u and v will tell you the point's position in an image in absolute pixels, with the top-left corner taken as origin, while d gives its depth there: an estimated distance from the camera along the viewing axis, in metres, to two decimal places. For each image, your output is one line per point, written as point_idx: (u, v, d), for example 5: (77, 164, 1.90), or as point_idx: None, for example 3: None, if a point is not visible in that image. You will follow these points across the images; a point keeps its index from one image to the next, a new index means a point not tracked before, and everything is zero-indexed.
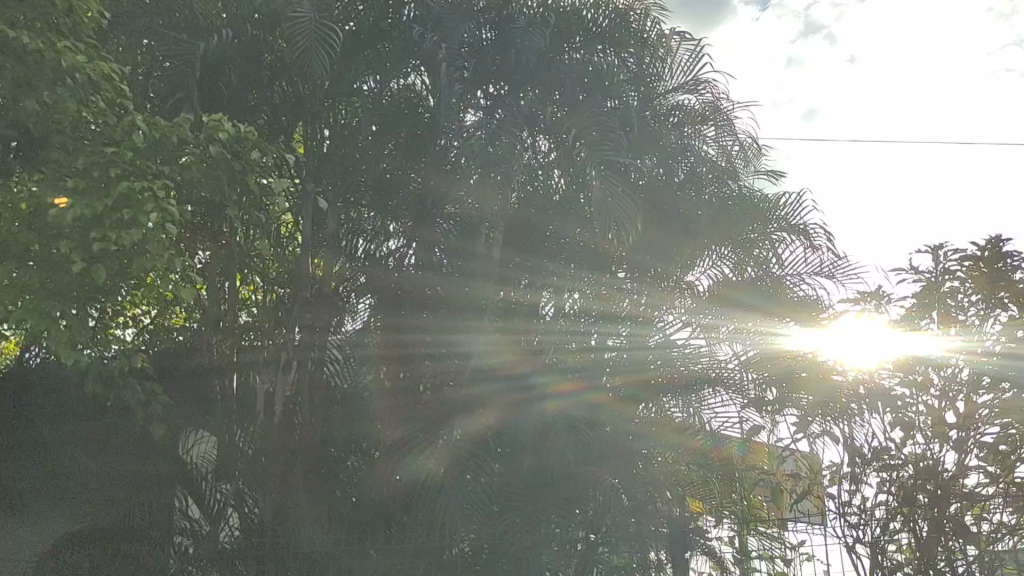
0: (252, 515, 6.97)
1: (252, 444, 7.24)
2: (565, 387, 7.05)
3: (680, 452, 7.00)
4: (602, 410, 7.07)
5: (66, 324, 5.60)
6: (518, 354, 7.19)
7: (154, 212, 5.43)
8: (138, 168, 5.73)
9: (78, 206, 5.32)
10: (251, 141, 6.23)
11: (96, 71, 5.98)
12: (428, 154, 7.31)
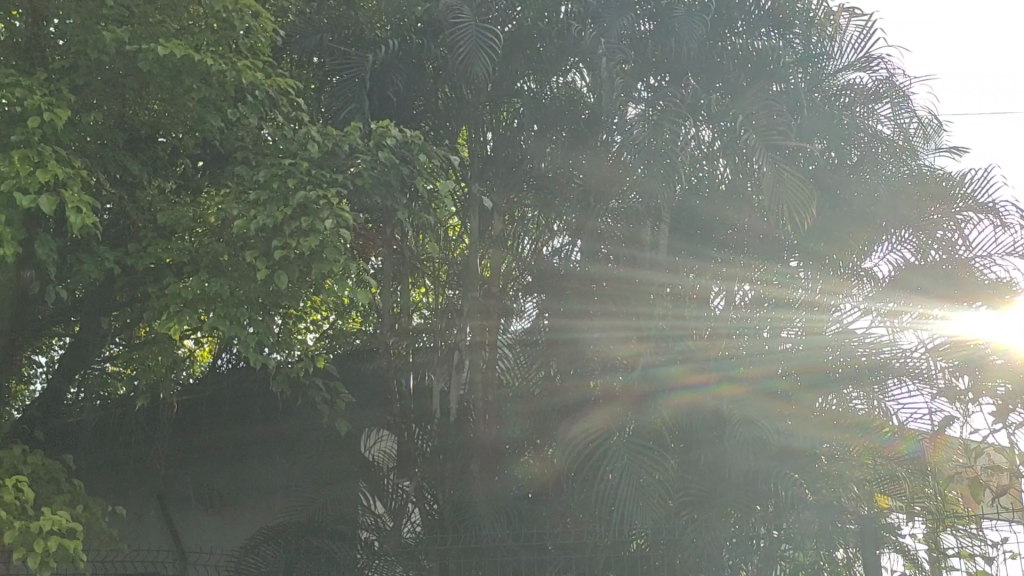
0: (433, 512, 7.19)
1: (429, 443, 7.47)
2: (703, 377, 6.73)
3: (850, 450, 6.85)
4: (761, 400, 6.74)
5: (254, 329, 5.92)
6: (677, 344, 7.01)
7: (330, 219, 5.71)
8: (314, 178, 5.98)
9: (259, 217, 5.66)
10: (417, 145, 6.31)
11: (273, 86, 6.21)
12: (588, 147, 7.54)
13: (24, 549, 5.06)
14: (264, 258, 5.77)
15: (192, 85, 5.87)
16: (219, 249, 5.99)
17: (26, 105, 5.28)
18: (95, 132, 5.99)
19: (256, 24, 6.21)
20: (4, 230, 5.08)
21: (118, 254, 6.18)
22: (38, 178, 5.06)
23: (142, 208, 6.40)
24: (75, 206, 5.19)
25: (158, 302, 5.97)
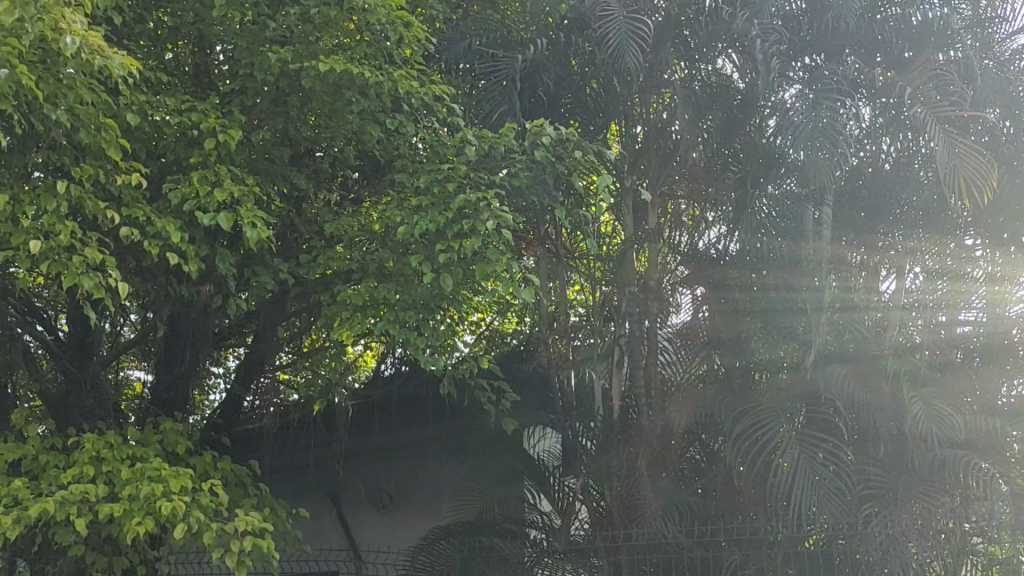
0: (602, 509, 7.17)
1: (593, 441, 7.39)
2: (869, 368, 6.60)
3: None
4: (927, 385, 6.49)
5: (423, 332, 6.10)
6: (842, 335, 6.71)
7: (490, 218, 5.77)
8: (473, 181, 6.06)
9: (422, 221, 5.78)
10: (573, 141, 6.27)
11: (429, 94, 6.33)
12: (743, 136, 7.27)
13: (221, 550, 5.35)
14: (428, 262, 5.88)
15: (352, 98, 6.04)
16: (384, 255, 6.16)
17: (203, 128, 5.57)
18: (264, 149, 6.25)
19: (408, 35, 6.34)
20: (189, 249, 5.37)
21: (290, 265, 6.43)
22: (216, 197, 5.31)
23: (310, 220, 6.63)
24: (251, 222, 5.43)
25: (329, 310, 6.18)
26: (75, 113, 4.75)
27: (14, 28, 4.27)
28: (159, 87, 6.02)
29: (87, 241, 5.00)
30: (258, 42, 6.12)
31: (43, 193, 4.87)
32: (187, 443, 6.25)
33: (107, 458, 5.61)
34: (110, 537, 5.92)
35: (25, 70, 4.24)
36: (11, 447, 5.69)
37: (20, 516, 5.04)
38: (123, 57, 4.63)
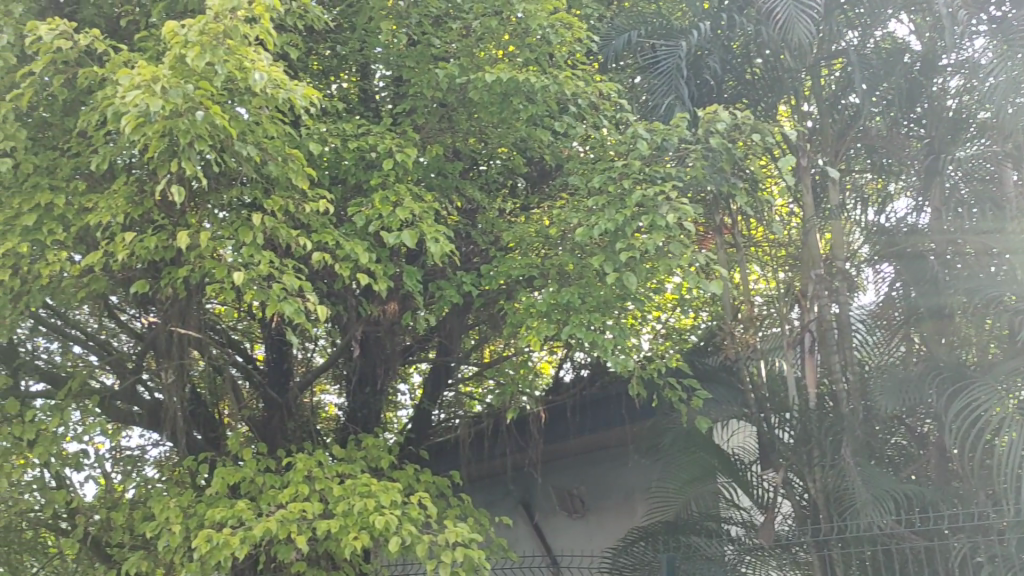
0: (805, 502, 6.82)
1: (792, 433, 6.90)
2: None
3: None
4: None
5: (612, 331, 5.99)
6: None
7: (670, 213, 5.61)
8: (647, 175, 5.96)
9: (601, 221, 5.70)
10: (749, 125, 6.08)
11: (595, 92, 6.27)
12: (925, 99, 6.97)
13: (434, 561, 5.45)
14: (611, 261, 5.81)
15: (520, 104, 6.04)
16: (564, 259, 6.14)
17: (380, 150, 5.70)
18: (438, 165, 6.34)
19: (570, 36, 6.31)
20: (377, 268, 5.50)
21: (472, 278, 6.50)
22: (399, 215, 5.42)
23: (486, 231, 6.67)
24: (434, 236, 5.51)
25: (515, 318, 6.20)
26: (264, 147, 4.94)
27: (204, 71, 4.47)
28: (332, 114, 6.21)
29: (284, 269, 5.21)
30: (423, 60, 6.24)
31: (241, 226, 5.09)
32: (389, 458, 6.42)
33: (319, 477, 5.84)
34: (327, 552, 6.14)
35: (218, 110, 4.43)
36: (230, 471, 5.99)
37: (246, 536, 5.29)
38: (304, 89, 4.79)
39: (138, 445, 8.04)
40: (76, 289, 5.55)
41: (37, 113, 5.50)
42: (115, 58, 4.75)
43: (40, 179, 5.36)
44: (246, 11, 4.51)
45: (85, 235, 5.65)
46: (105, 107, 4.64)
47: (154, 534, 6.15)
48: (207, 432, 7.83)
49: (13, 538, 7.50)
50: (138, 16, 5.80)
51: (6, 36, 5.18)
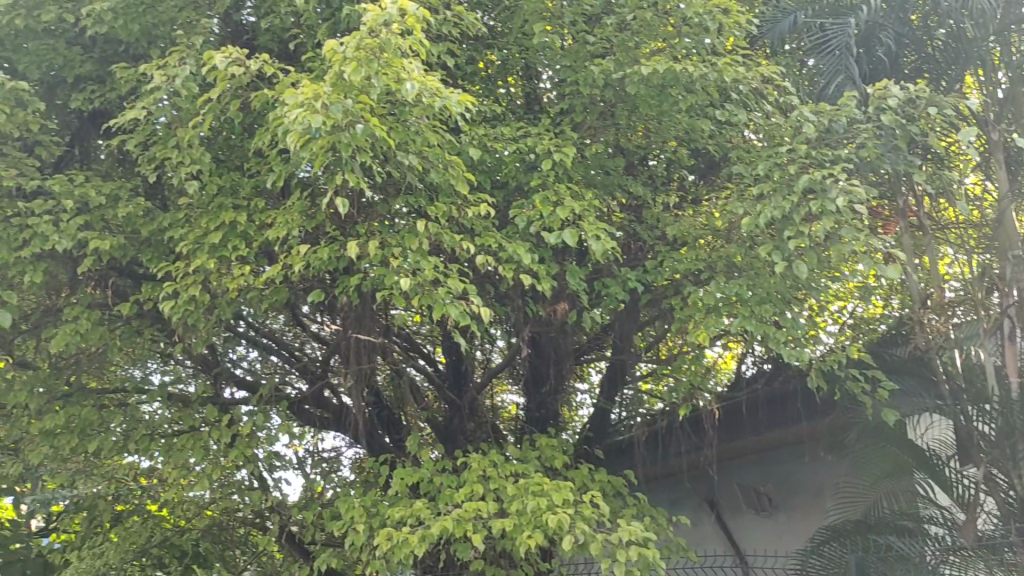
0: (1014, 501, 6.25)
1: (993, 426, 6.31)
2: None
3: None
4: None
5: (784, 323, 5.78)
6: None
7: (841, 197, 5.35)
8: (815, 159, 5.73)
9: (767, 209, 5.51)
10: (924, 99, 5.74)
11: (758, 77, 6.07)
12: None
13: (609, 560, 5.42)
14: (779, 250, 5.61)
15: (678, 95, 5.93)
16: (731, 251, 5.99)
17: (539, 151, 5.74)
18: (599, 163, 6.31)
19: (728, 21, 6.14)
20: (540, 268, 5.54)
21: (638, 274, 6.43)
22: (559, 215, 5.44)
23: (651, 227, 6.58)
24: (595, 234, 5.49)
25: (682, 313, 6.09)
26: (425, 155, 5.06)
27: (362, 85, 4.64)
28: (493, 119, 6.30)
29: (450, 273, 5.32)
30: (579, 59, 6.24)
31: (407, 233, 5.24)
32: (563, 457, 6.45)
33: (493, 476, 5.92)
34: (505, 551, 6.22)
35: (378, 122, 4.60)
36: (409, 471, 6.18)
37: (424, 534, 5.42)
38: (459, 95, 4.90)
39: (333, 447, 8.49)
40: (260, 300, 5.88)
41: (220, 137, 5.87)
42: (283, 80, 5.00)
43: (223, 199, 5.72)
44: (399, 23, 4.65)
45: (267, 249, 5.97)
46: (276, 126, 4.89)
47: (342, 532, 6.42)
48: (391, 433, 8.15)
49: (226, 537, 8.46)
50: (307, 38, 6.08)
51: (188, 67, 5.56)
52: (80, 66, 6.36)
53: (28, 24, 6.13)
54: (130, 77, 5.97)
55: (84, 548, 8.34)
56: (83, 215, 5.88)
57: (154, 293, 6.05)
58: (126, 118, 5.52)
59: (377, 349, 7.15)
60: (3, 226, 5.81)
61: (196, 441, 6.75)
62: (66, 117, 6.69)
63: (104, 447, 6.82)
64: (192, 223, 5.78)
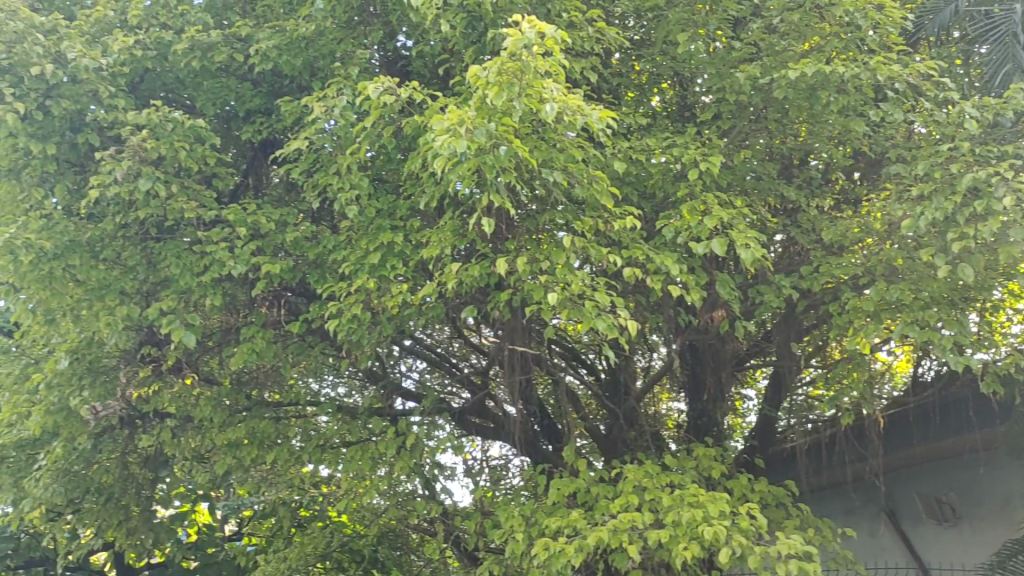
0: None
1: None
2: None
3: None
4: None
5: (949, 328, 5.52)
6: None
7: (1007, 196, 5.08)
8: (979, 156, 5.46)
9: (926, 211, 5.29)
10: None
11: (913, 73, 5.77)
12: None
13: (769, 572, 5.32)
14: (942, 253, 5.36)
15: (829, 97, 5.78)
16: (892, 254, 5.77)
17: (685, 161, 5.73)
18: (749, 169, 6.23)
19: (881, 18, 5.94)
20: (690, 278, 5.52)
21: (793, 280, 6.29)
22: (707, 224, 5.40)
23: (806, 231, 6.43)
24: (745, 242, 5.41)
25: (841, 319, 5.92)
26: (569, 170, 5.15)
27: (506, 108, 4.79)
28: (639, 130, 6.33)
29: (597, 286, 5.37)
30: (725, 65, 6.17)
31: (554, 248, 5.33)
32: (721, 468, 6.37)
33: (649, 487, 5.92)
34: (663, 562, 6.22)
35: (520, 142, 4.74)
36: (566, 482, 6.26)
37: (580, 544, 5.47)
38: (599, 112, 4.96)
39: (500, 455, 8.60)
40: (419, 316, 6.11)
41: (377, 161, 6.16)
42: (432, 106, 5.22)
43: (381, 221, 5.99)
44: (539, 45, 4.73)
45: (423, 267, 6.21)
46: (426, 150, 5.11)
47: (503, 541, 6.58)
48: (553, 441, 8.23)
49: (402, 542, 8.90)
50: (456, 62, 6.29)
51: (345, 97, 5.88)
52: (250, 101, 6.82)
53: (204, 65, 6.63)
54: (294, 110, 6.36)
55: (270, 552, 8.87)
56: (256, 241, 6.28)
57: (320, 311, 6.39)
58: (291, 149, 5.88)
59: (535, 360, 7.24)
60: (186, 253, 6.29)
61: (365, 453, 7.06)
62: (241, 148, 7.18)
63: (281, 457, 7.24)
64: (353, 244, 6.10)
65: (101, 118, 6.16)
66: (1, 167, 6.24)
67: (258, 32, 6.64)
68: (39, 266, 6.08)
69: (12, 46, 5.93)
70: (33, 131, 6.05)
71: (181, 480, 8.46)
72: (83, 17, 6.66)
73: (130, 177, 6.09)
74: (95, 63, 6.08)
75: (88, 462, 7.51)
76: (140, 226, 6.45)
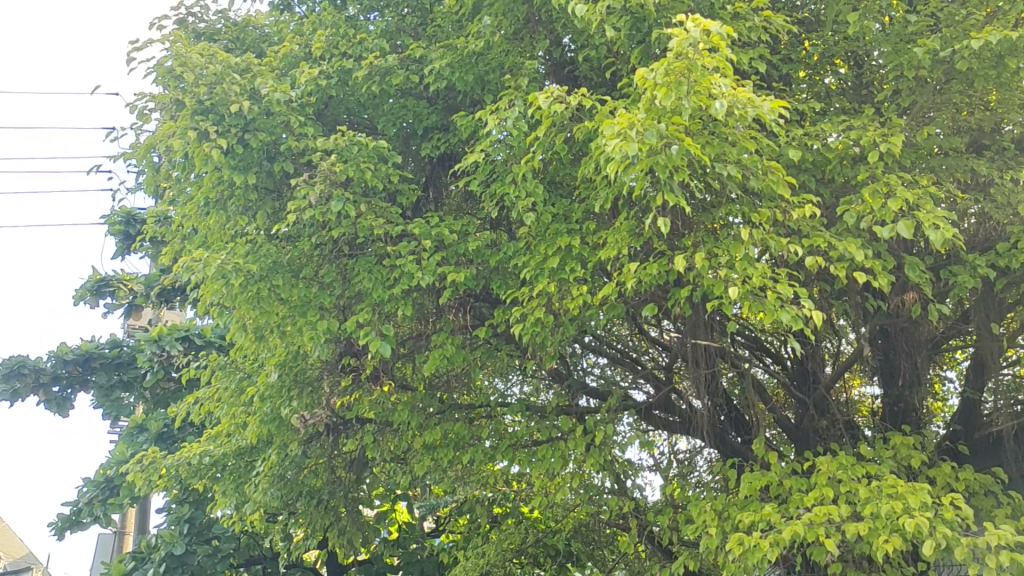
0: None
1: None
2: None
3: None
4: None
5: None
6: None
7: None
8: None
9: None
10: None
11: None
12: None
13: (979, 564, 5.10)
14: None
15: (1018, 63, 5.49)
16: None
17: (863, 144, 5.59)
18: (933, 144, 6.01)
19: None
20: (876, 263, 5.37)
21: (990, 258, 6.00)
22: (890, 206, 5.24)
23: (999, 204, 6.01)
24: (934, 223, 5.19)
25: None
26: (742, 163, 5.12)
27: (675, 108, 4.84)
28: (813, 116, 6.25)
29: (778, 278, 5.31)
30: (901, 40, 5.98)
31: (731, 241, 5.31)
32: (921, 456, 6.15)
33: (844, 479, 5.79)
34: (865, 555, 6.07)
35: (692, 141, 4.77)
36: (757, 475, 6.20)
37: (776, 538, 5.37)
38: (771, 102, 4.92)
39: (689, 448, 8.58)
40: (601, 316, 6.23)
41: (551, 167, 6.32)
42: (602, 111, 5.33)
43: (558, 225, 6.14)
44: (705, 42, 4.76)
45: (602, 267, 6.32)
46: (599, 154, 5.22)
47: (697, 536, 6.60)
48: (742, 433, 8.14)
49: (595, 536, 9.00)
50: (623, 64, 6.38)
51: (517, 108, 6.07)
52: (427, 118, 7.14)
53: (384, 88, 6.98)
54: (469, 124, 6.61)
55: (469, 548, 9.21)
56: (441, 252, 6.57)
57: (505, 316, 6.61)
58: (469, 162, 6.13)
59: (718, 353, 7.20)
60: (376, 267, 6.65)
61: (555, 451, 7.23)
62: (419, 163, 7.50)
63: (476, 458, 7.52)
64: (533, 249, 6.28)
65: (293, 146, 6.60)
66: (211, 199, 6.80)
67: (431, 52, 6.94)
68: (248, 287, 6.54)
69: (213, 87, 6.45)
70: (235, 164, 6.54)
71: (382, 480, 8.92)
72: (273, 54, 7.18)
73: (323, 200, 6.50)
74: (285, 96, 6.54)
75: (299, 467, 8.06)
76: (334, 244, 6.85)
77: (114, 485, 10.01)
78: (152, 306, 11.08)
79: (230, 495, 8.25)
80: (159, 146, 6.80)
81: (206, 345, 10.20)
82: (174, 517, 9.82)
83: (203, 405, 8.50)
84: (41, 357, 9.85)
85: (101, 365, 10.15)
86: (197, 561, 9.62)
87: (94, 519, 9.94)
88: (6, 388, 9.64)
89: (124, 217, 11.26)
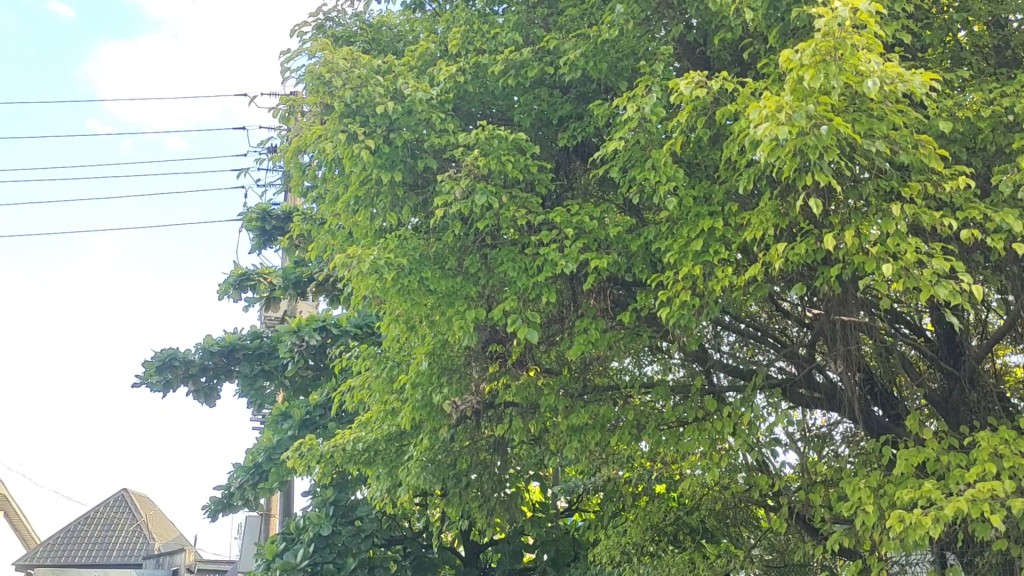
0: None
1: None
2: None
3: None
4: None
5: None
6: None
7: None
8: None
9: None
10: None
11: None
12: None
13: None
14: None
15: None
16: None
17: (1018, 111, 5.46)
18: None
19: None
20: None
21: None
22: None
23: None
24: None
25: None
26: (891, 138, 5.08)
27: (824, 88, 4.85)
28: (961, 84, 6.10)
29: (933, 252, 5.24)
30: None
31: (882, 217, 5.26)
32: None
33: (1007, 454, 5.68)
34: None
35: (840, 120, 4.77)
36: (913, 452, 6.12)
37: (937, 515, 5.30)
38: (922, 76, 4.88)
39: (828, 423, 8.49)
40: (744, 296, 6.26)
41: (690, 151, 6.36)
42: (744, 93, 5.37)
43: (700, 208, 6.19)
44: (852, 21, 4.76)
45: (745, 248, 6.34)
46: (743, 137, 5.26)
47: (852, 513, 6.55)
48: (885, 408, 8.01)
49: (730, 512, 8.88)
50: (759, 43, 6.37)
51: (654, 94, 6.12)
52: (562, 107, 7.26)
53: (519, 81, 7.12)
54: (605, 112, 6.69)
55: (611, 527, 9.32)
56: (582, 239, 6.69)
57: (647, 299, 6.71)
58: (608, 151, 6.22)
59: (865, 329, 7.11)
60: (520, 256, 6.82)
61: (701, 431, 7.28)
62: (552, 152, 7.64)
63: (621, 440, 7.65)
64: (674, 233, 6.34)
65: (436, 143, 6.84)
66: (359, 197, 7.10)
67: (565, 42, 7.05)
68: (399, 281, 6.81)
69: (359, 90, 6.73)
70: (382, 163, 6.79)
71: (523, 461, 9.15)
72: (410, 54, 7.42)
73: (468, 194, 6.70)
74: (426, 94, 6.77)
75: (447, 450, 8.35)
76: (476, 235, 7.05)
77: (263, 470, 10.56)
78: (291, 298, 11.51)
79: (382, 478, 8.62)
80: (309, 149, 7.12)
81: (342, 333, 10.42)
82: (321, 499, 10.27)
83: (353, 393, 8.88)
84: (189, 349, 10.45)
85: (244, 356, 10.71)
86: (343, 541, 10.03)
87: (245, 502, 10.55)
88: (160, 379, 10.23)
89: (260, 213, 11.79)
